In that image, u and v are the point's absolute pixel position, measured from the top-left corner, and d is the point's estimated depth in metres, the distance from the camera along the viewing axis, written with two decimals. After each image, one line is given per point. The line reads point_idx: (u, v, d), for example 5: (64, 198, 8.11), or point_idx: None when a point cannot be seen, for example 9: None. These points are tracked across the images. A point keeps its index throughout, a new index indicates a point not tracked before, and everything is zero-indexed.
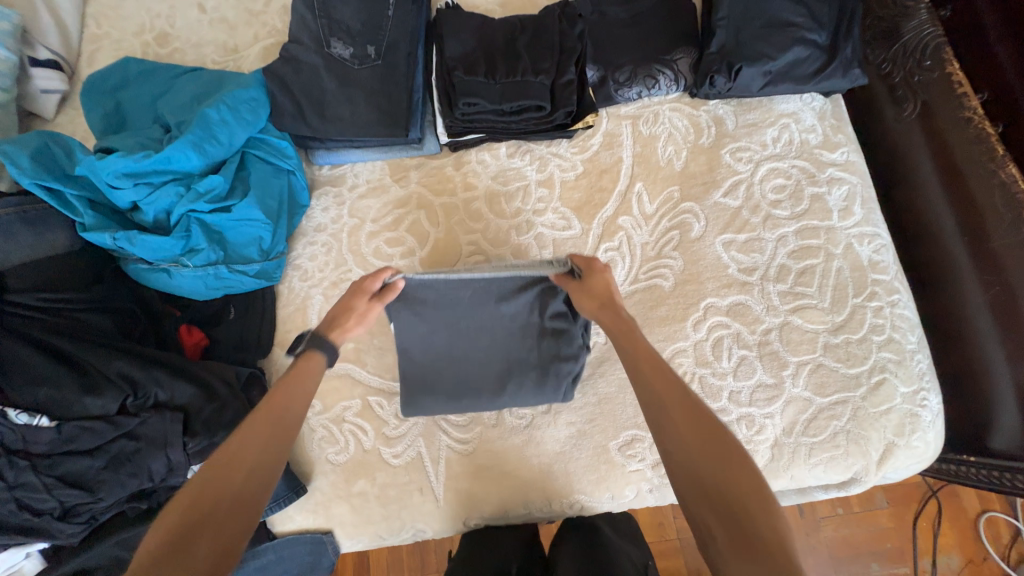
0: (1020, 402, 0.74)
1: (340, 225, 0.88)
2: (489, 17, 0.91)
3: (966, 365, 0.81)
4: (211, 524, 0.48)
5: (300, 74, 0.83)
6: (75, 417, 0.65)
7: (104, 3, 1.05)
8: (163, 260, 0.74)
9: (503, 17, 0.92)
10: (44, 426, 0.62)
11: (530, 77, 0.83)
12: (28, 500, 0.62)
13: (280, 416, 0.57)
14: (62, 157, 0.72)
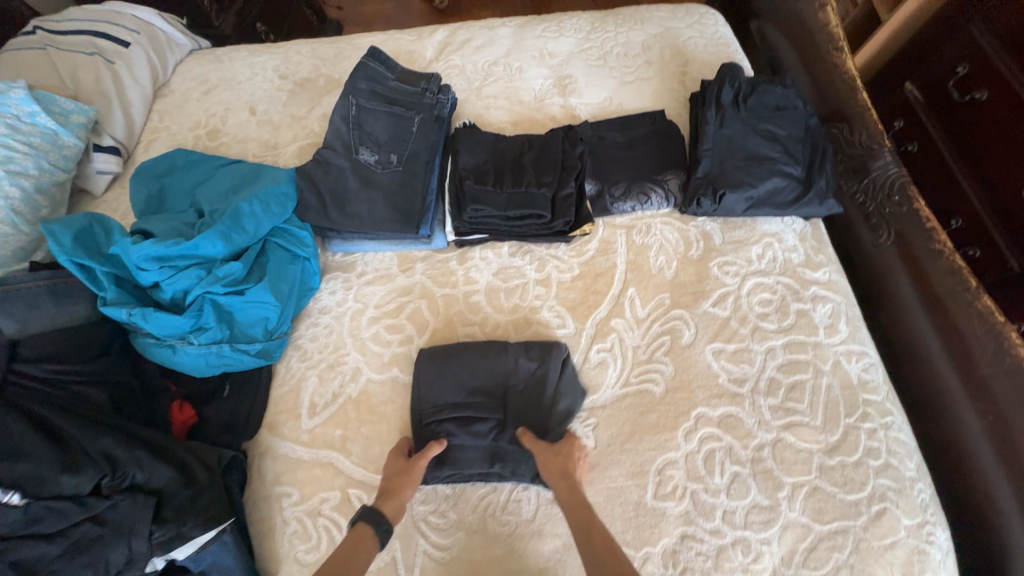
0: None
1: (344, 308, 0.92)
2: (501, 135, 1.03)
3: (974, 495, 0.78)
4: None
5: (328, 175, 0.93)
6: (45, 495, 0.63)
7: (170, 102, 1.22)
8: (170, 337, 0.77)
9: (514, 135, 1.05)
10: (12, 504, 0.60)
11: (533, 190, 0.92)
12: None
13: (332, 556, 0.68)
14: (100, 235, 0.78)
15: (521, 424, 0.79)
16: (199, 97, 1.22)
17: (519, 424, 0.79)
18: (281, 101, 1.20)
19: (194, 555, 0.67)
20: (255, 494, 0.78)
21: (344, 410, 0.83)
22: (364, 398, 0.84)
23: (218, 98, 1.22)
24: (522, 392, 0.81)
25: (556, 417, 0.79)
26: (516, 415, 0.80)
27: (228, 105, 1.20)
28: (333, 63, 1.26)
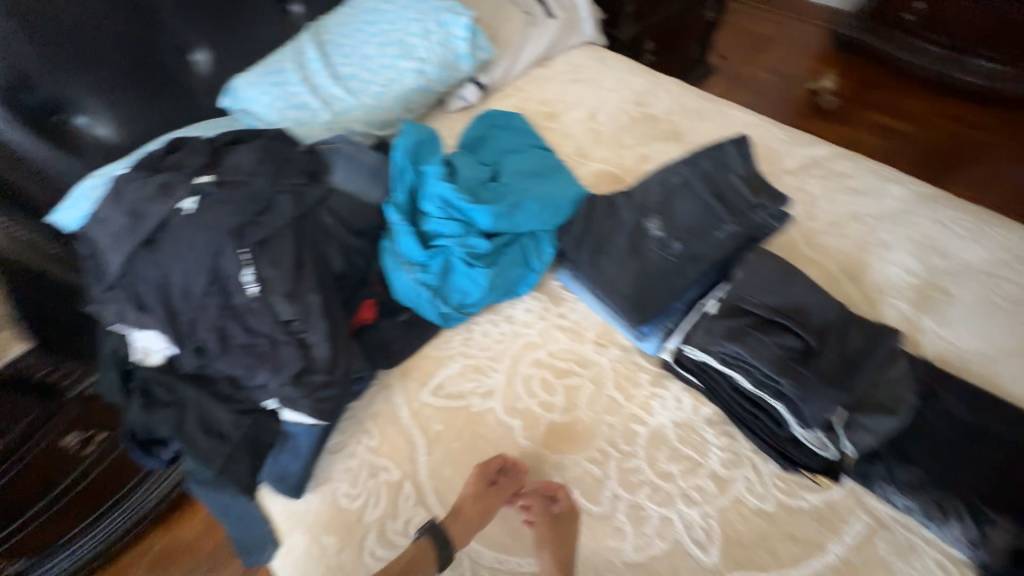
0: None
1: (524, 331, 0.91)
2: (817, 286, 0.78)
3: None
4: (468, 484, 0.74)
5: (608, 218, 0.89)
6: (265, 301, 0.77)
7: (541, 74, 1.37)
8: (403, 257, 0.86)
9: (831, 296, 0.78)
10: (251, 291, 0.77)
11: (799, 404, 0.68)
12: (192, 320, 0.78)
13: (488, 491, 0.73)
14: (426, 153, 0.92)
15: (846, 351, 0.72)
16: (563, 83, 1.34)
17: (835, 374, 0.69)
18: (619, 123, 1.22)
19: (292, 420, 0.77)
20: (354, 413, 0.83)
21: (456, 413, 0.82)
22: (477, 420, 0.82)
23: (575, 92, 1.32)
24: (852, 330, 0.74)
25: (874, 394, 0.69)
26: (839, 347, 0.72)
27: (577, 102, 1.29)
28: (687, 116, 1.22)
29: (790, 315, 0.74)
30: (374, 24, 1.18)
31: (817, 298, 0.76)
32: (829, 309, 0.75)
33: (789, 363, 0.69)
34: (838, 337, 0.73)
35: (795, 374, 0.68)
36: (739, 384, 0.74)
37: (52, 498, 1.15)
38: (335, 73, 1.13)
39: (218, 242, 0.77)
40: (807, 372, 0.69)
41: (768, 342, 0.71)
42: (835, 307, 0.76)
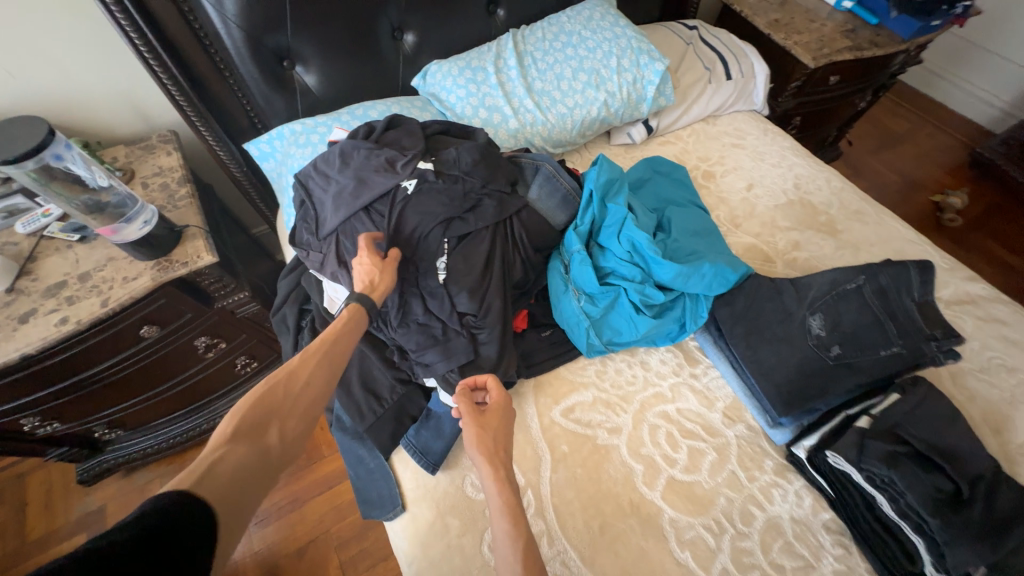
0: None
1: (656, 381, 0.94)
2: (974, 435, 0.78)
3: None
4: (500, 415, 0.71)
5: (768, 302, 0.92)
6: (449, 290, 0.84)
7: (705, 130, 1.39)
8: (573, 283, 0.91)
9: (986, 449, 0.78)
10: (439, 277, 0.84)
11: (942, 549, 0.68)
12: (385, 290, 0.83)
13: (344, 349, 0.72)
14: (613, 190, 0.97)
15: (1000, 511, 0.70)
16: (725, 145, 1.36)
17: (987, 531, 0.68)
18: (776, 200, 1.23)
19: (446, 402, 0.85)
20: None
21: (581, 441, 0.86)
22: (600, 453, 0.85)
23: (736, 157, 1.33)
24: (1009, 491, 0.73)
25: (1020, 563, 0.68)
26: (993, 505, 0.71)
27: (737, 167, 1.30)
28: (846, 213, 1.21)
29: (948, 456, 0.74)
30: (575, 47, 1.21)
31: (975, 447, 0.76)
32: (987, 464, 0.75)
33: (941, 506, 0.70)
34: (992, 494, 0.72)
35: (946, 520, 0.69)
36: (874, 504, 0.76)
37: (169, 384, 1.31)
38: (529, 85, 1.18)
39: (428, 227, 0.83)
40: (958, 521, 0.69)
41: (921, 478, 0.72)
42: (992, 463, 0.75)
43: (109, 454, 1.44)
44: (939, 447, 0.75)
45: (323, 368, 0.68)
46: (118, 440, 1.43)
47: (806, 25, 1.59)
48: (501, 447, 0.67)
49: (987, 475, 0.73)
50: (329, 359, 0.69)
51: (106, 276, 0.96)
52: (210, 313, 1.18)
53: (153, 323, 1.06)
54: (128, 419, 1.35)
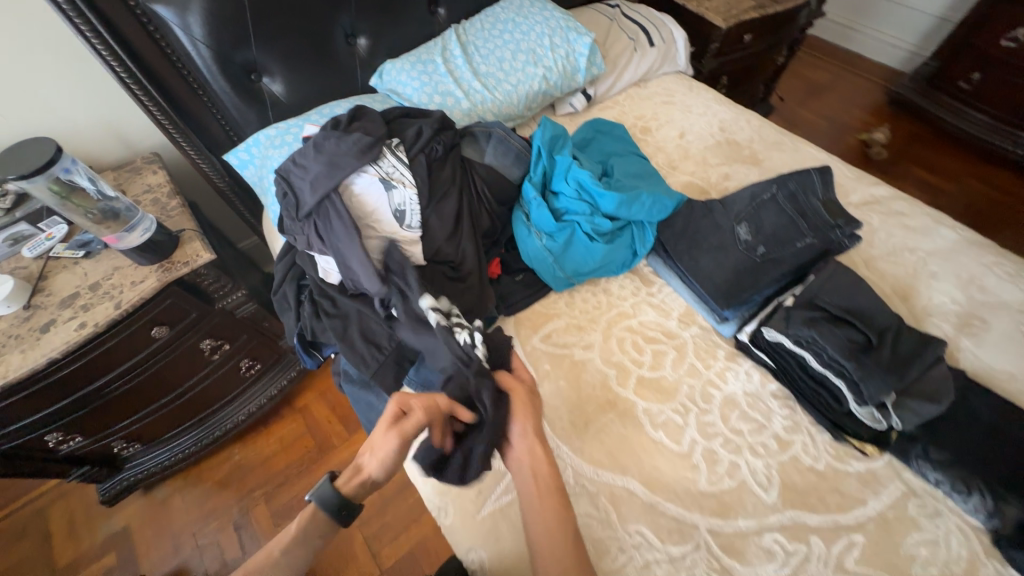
0: None
1: (619, 304, 1.07)
2: (878, 298, 0.94)
3: None
4: (529, 404, 0.80)
5: (703, 219, 1.07)
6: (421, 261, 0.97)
7: (638, 94, 1.56)
8: (533, 226, 1.04)
9: (889, 308, 0.94)
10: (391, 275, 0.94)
11: (858, 385, 0.83)
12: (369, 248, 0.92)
13: (290, 554, 0.71)
14: (559, 145, 1.11)
15: (898, 349, 0.86)
16: (657, 104, 1.52)
17: (890, 365, 0.84)
18: (705, 143, 1.40)
19: None
20: None
21: (561, 359, 1.00)
22: (579, 367, 0.99)
23: (668, 113, 1.49)
24: (907, 336, 0.89)
25: (920, 388, 0.83)
26: (895, 347, 0.87)
27: (670, 121, 1.47)
28: (766, 146, 1.38)
29: (855, 315, 0.90)
30: (511, 32, 1.36)
31: (878, 306, 0.92)
32: (889, 315, 0.91)
33: (853, 351, 0.85)
34: (893, 338, 0.88)
35: (860, 361, 0.83)
36: (806, 364, 0.91)
37: (179, 391, 1.38)
38: (475, 70, 1.32)
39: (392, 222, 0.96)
40: (869, 360, 0.84)
41: (836, 333, 0.87)
42: (894, 315, 0.91)
43: (128, 470, 1.50)
44: (847, 309, 0.91)
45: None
46: (133, 456, 1.49)
47: None
48: (538, 429, 0.78)
49: (889, 325, 0.89)
50: (273, 570, 0.69)
51: (115, 283, 1.06)
52: (212, 313, 1.27)
53: (162, 324, 1.16)
54: (144, 431, 1.41)
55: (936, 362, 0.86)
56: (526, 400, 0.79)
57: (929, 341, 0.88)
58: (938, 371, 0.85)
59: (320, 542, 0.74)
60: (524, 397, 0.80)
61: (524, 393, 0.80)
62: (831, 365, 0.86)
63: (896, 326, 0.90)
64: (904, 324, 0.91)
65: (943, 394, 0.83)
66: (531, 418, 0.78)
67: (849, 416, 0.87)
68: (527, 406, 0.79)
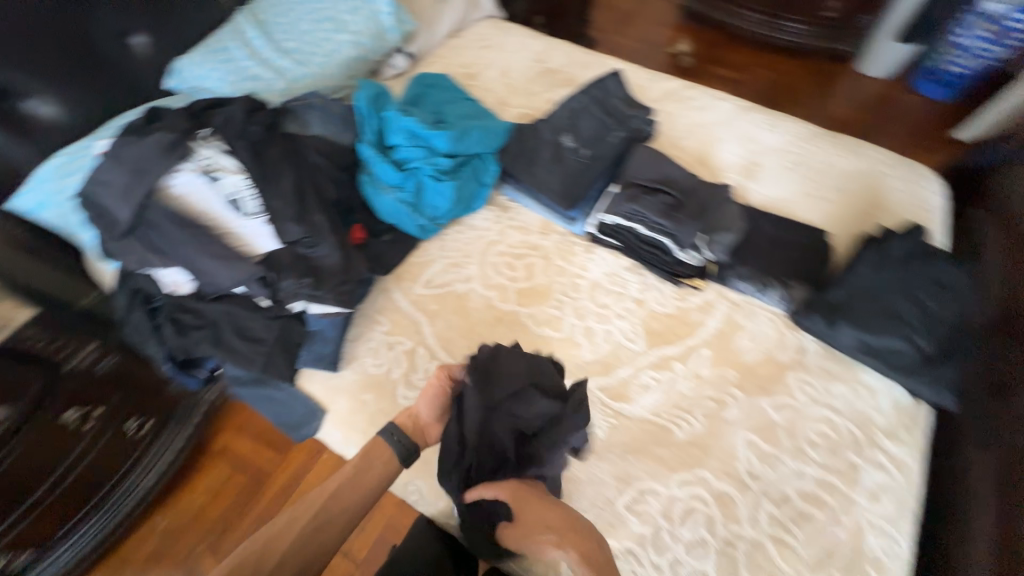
0: None
1: (486, 234, 1.16)
2: (679, 167, 1.14)
3: None
4: (533, 501, 0.71)
5: (533, 139, 1.19)
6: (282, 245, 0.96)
7: (458, 44, 1.61)
8: (381, 183, 1.07)
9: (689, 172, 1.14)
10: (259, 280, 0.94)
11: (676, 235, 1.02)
12: (214, 245, 0.90)
13: (339, 505, 0.66)
14: (384, 101, 1.13)
15: (697, 201, 1.07)
16: (478, 50, 1.59)
17: (693, 215, 1.04)
18: (528, 76, 1.51)
19: (318, 316, 0.97)
20: (363, 311, 1.04)
21: (445, 296, 1.07)
22: (463, 298, 1.07)
23: (489, 56, 1.57)
24: (703, 189, 1.10)
25: (719, 224, 1.05)
26: (696, 199, 1.07)
27: (492, 63, 1.55)
28: (578, 68, 1.54)
29: (664, 184, 1.09)
30: (306, 4, 1.34)
31: (680, 172, 1.11)
32: (688, 177, 1.11)
33: (665, 211, 1.04)
34: (694, 193, 1.09)
35: (670, 218, 1.03)
36: (640, 234, 1.08)
37: (51, 480, 1.14)
38: (280, 49, 1.27)
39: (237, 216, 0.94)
40: (678, 216, 1.03)
41: (651, 202, 1.05)
42: (692, 176, 1.12)
43: None
44: (657, 181, 1.10)
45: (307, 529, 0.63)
46: None
47: None
48: (556, 520, 0.68)
49: (689, 185, 1.10)
50: (325, 520, 0.64)
51: None
52: (60, 380, 1.11)
53: None
54: (66, 499, 1.19)
55: (726, 201, 1.08)
56: (534, 501, 0.71)
57: (718, 188, 1.10)
58: (729, 208, 1.07)
59: (382, 473, 0.72)
60: (520, 493, 0.71)
61: (525, 489, 0.72)
62: (654, 227, 1.05)
63: (694, 184, 1.11)
64: (701, 181, 1.12)
65: (735, 224, 1.05)
66: (540, 514, 0.69)
67: (679, 264, 1.07)
68: (533, 506, 0.70)
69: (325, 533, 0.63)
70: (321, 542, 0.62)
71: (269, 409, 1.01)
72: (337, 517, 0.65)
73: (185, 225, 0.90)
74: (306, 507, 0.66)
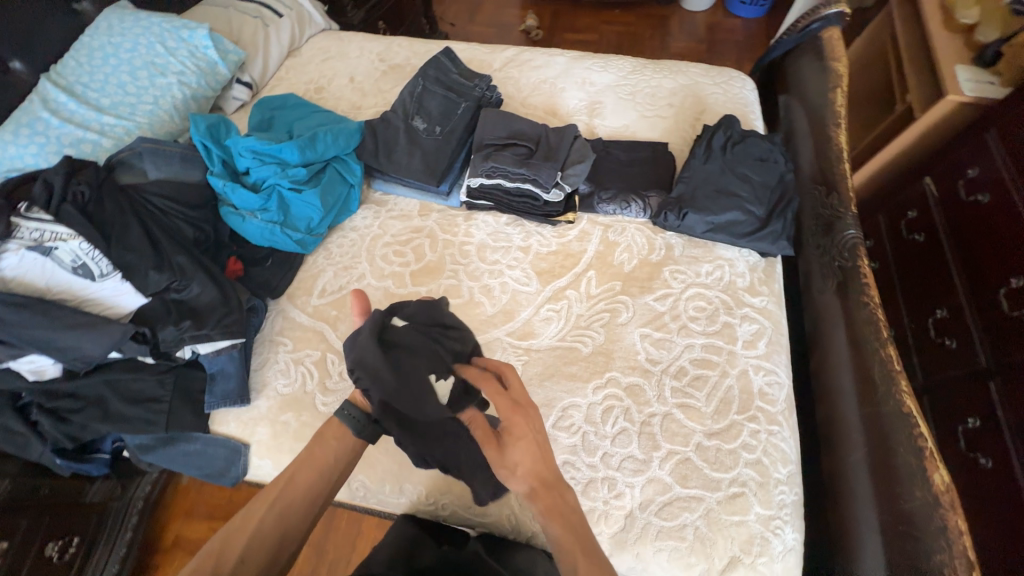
0: (884, 548, 0.78)
1: (368, 232, 1.18)
2: (527, 121, 1.22)
3: (840, 499, 0.89)
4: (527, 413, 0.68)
5: (387, 130, 1.22)
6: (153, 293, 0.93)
7: (296, 61, 1.59)
8: (243, 209, 1.06)
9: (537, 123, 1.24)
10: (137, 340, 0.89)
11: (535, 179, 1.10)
12: (67, 318, 0.85)
13: (301, 482, 0.73)
14: (223, 129, 1.11)
15: (548, 146, 1.17)
16: (318, 62, 1.59)
17: (547, 159, 1.14)
18: (375, 76, 1.54)
19: (211, 356, 0.94)
20: (263, 338, 1.03)
21: (343, 299, 1.07)
22: (360, 296, 1.08)
23: (331, 65, 1.57)
24: (552, 133, 1.19)
25: (572, 161, 1.15)
26: (547, 144, 1.17)
27: (336, 71, 1.55)
28: (422, 57, 1.58)
29: (516, 139, 1.18)
30: (116, 55, 1.26)
31: (527, 124, 1.20)
32: (536, 127, 1.20)
33: (521, 162, 1.12)
34: (544, 140, 1.18)
35: (527, 166, 1.12)
36: (507, 189, 1.16)
37: None
38: (97, 106, 1.20)
39: (89, 281, 0.89)
40: (533, 162, 1.12)
41: (507, 157, 1.13)
42: (539, 125, 1.21)
43: None
44: (509, 138, 1.18)
45: (274, 514, 0.70)
46: None
47: None
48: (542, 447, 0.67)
49: (538, 133, 1.19)
50: (290, 498, 0.72)
51: None
52: None
53: None
54: None
55: (573, 139, 1.18)
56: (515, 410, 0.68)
57: (564, 129, 1.20)
58: (578, 144, 1.18)
59: (338, 449, 0.77)
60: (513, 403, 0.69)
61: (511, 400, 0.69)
62: (516, 178, 1.13)
63: (543, 131, 1.20)
64: (548, 128, 1.21)
65: (585, 156, 1.16)
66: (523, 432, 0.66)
67: (548, 205, 1.16)
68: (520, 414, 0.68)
69: (289, 519, 0.71)
70: (286, 528, 0.70)
71: (195, 463, 0.97)
72: (300, 506, 0.72)
73: (25, 306, 0.84)
74: (268, 493, 0.72)
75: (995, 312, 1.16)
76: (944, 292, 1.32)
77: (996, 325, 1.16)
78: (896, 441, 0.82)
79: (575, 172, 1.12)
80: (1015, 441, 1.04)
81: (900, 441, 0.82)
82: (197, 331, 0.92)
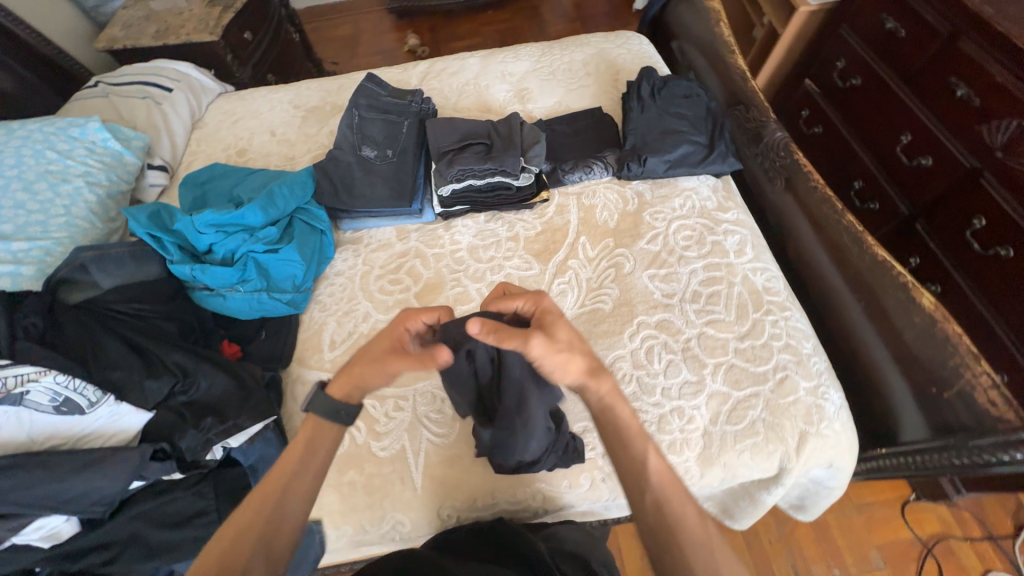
0: (903, 373, 0.91)
1: (355, 271, 1.13)
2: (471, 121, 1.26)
3: (856, 353, 1.01)
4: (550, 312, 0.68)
5: (338, 166, 1.19)
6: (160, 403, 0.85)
7: (204, 132, 1.49)
8: (222, 287, 1.01)
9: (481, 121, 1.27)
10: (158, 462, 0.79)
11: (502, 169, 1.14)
12: (68, 462, 0.74)
13: (293, 481, 0.64)
14: (165, 214, 1.02)
15: (501, 137, 1.21)
16: (229, 126, 1.50)
17: (505, 149, 1.18)
18: (296, 124, 1.48)
19: (245, 446, 0.87)
20: (288, 410, 0.96)
21: (357, 343, 1.02)
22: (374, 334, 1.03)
23: (245, 125, 1.49)
24: (500, 125, 1.24)
25: (528, 143, 1.19)
26: (500, 136, 1.21)
27: (253, 130, 1.48)
28: (337, 93, 1.56)
29: (469, 139, 1.21)
30: None
31: (473, 124, 1.24)
32: (482, 124, 1.24)
33: (483, 159, 1.15)
34: (495, 133, 1.22)
35: (491, 160, 1.14)
36: (477, 188, 1.18)
37: None
38: None
39: (82, 415, 0.78)
40: (494, 155, 1.16)
41: (467, 158, 1.16)
42: (485, 122, 1.25)
43: None
44: (462, 140, 1.21)
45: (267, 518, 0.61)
46: None
47: (180, 20, 1.76)
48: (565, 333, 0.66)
49: (486, 129, 1.23)
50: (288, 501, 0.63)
51: None
52: None
53: None
54: None
55: (520, 125, 1.23)
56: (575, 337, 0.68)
57: (509, 118, 1.24)
58: (526, 128, 1.23)
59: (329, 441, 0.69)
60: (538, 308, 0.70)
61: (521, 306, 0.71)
62: (483, 174, 1.15)
63: (490, 126, 1.24)
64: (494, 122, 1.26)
65: (536, 136, 1.21)
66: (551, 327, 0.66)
67: (519, 190, 1.20)
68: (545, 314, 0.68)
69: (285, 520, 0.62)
70: (275, 529, 0.61)
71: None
72: (296, 496, 0.64)
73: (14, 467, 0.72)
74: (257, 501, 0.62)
75: (899, 167, 1.39)
76: (853, 165, 1.55)
77: (903, 176, 1.39)
78: (878, 286, 0.96)
79: (536, 152, 1.17)
80: (953, 263, 1.26)
81: (886, 285, 0.95)
82: (221, 424, 0.84)
